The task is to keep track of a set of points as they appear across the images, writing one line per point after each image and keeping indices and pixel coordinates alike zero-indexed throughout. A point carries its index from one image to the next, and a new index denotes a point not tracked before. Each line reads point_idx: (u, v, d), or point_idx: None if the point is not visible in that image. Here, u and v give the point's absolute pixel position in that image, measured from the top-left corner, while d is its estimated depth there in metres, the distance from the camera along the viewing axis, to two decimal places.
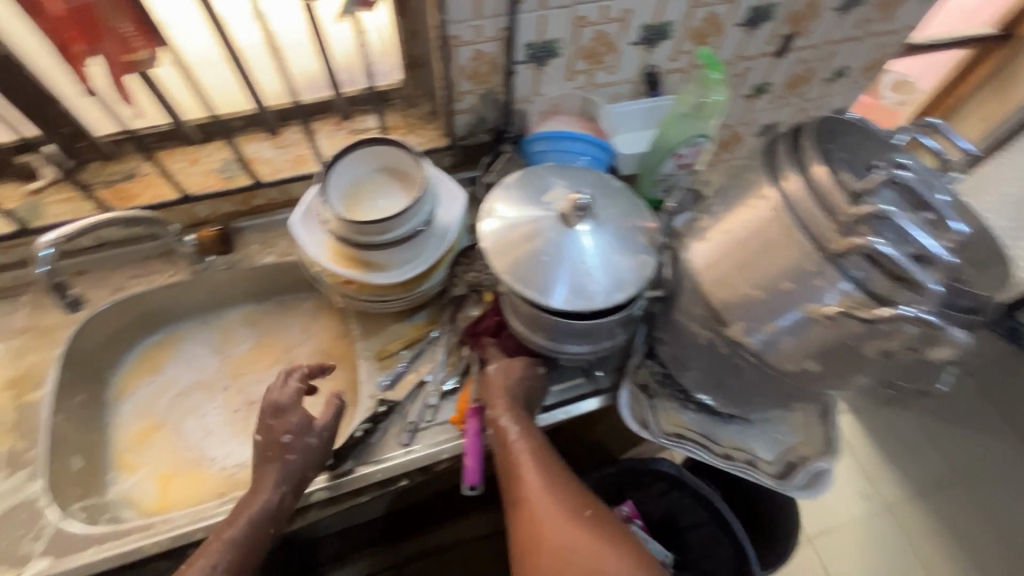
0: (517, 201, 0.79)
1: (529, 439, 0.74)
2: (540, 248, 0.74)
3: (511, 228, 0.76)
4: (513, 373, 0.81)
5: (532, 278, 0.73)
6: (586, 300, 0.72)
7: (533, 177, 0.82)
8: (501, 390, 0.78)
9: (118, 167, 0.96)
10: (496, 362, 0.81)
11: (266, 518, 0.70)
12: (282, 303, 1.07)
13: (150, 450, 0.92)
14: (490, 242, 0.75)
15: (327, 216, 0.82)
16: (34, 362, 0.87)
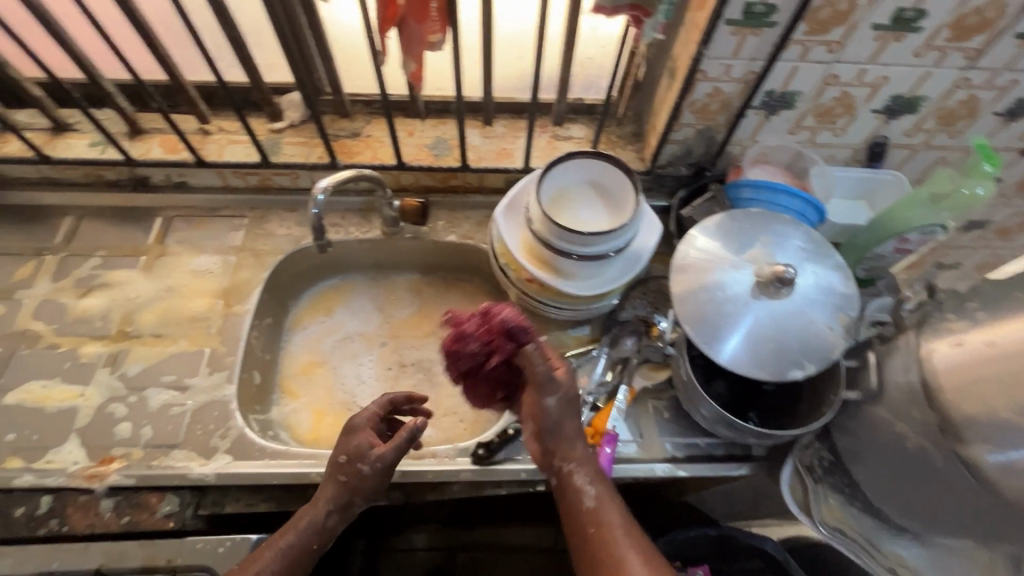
0: (714, 243, 0.80)
1: (607, 500, 0.69)
2: (722, 304, 0.76)
3: (696, 266, 0.79)
4: (572, 398, 0.72)
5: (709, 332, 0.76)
6: (750, 363, 0.75)
7: (736, 227, 0.81)
8: (569, 434, 0.72)
9: (346, 125, 1.05)
10: (554, 389, 0.70)
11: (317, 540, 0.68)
12: (445, 278, 1.12)
13: (311, 382, 0.99)
14: (676, 286, 0.79)
15: (534, 215, 0.84)
16: (243, 278, 0.97)
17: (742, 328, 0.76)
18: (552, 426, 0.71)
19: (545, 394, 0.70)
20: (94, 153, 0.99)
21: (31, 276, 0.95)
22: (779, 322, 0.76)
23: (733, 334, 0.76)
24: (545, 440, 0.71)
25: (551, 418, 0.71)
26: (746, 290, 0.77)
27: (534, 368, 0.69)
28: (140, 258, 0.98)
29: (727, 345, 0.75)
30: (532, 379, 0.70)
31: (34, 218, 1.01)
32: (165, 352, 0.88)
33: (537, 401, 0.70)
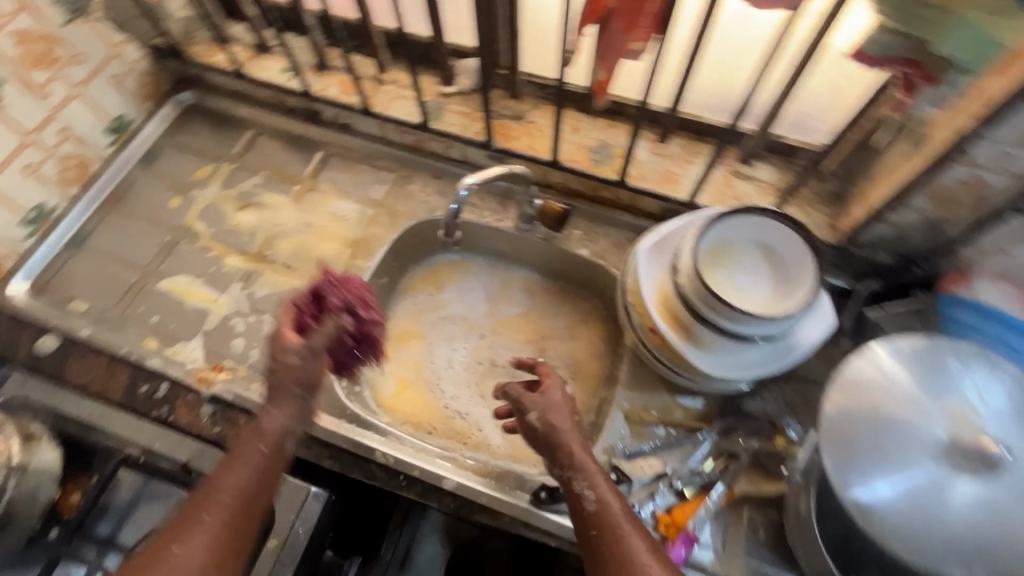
0: (901, 369, 0.63)
1: (611, 504, 0.66)
2: (883, 449, 0.61)
3: (865, 389, 0.64)
4: (556, 409, 0.73)
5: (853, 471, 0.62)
6: (896, 534, 0.59)
7: (940, 362, 0.63)
8: (570, 446, 0.71)
9: (512, 105, 0.99)
10: (531, 405, 0.73)
11: (237, 510, 0.62)
12: (563, 289, 1.05)
13: (404, 352, 1.00)
14: (830, 404, 0.64)
15: (682, 266, 0.74)
16: (373, 233, 0.99)
17: (901, 489, 0.60)
18: (553, 444, 0.71)
19: (527, 408, 0.73)
20: (282, 79, 1.05)
21: (207, 179, 1.05)
22: (956, 502, 0.58)
23: (886, 485, 0.60)
24: (547, 455, 0.72)
25: (545, 433, 0.72)
26: (925, 445, 0.60)
27: (516, 394, 0.75)
28: (294, 187, 1.03)
29: (871, 493, 0.61)
30: (516, 405, 0.75)
31: (223, 126, 1.11)
32: (290, 284, 0.94)
33: (522, 414, 0.73)
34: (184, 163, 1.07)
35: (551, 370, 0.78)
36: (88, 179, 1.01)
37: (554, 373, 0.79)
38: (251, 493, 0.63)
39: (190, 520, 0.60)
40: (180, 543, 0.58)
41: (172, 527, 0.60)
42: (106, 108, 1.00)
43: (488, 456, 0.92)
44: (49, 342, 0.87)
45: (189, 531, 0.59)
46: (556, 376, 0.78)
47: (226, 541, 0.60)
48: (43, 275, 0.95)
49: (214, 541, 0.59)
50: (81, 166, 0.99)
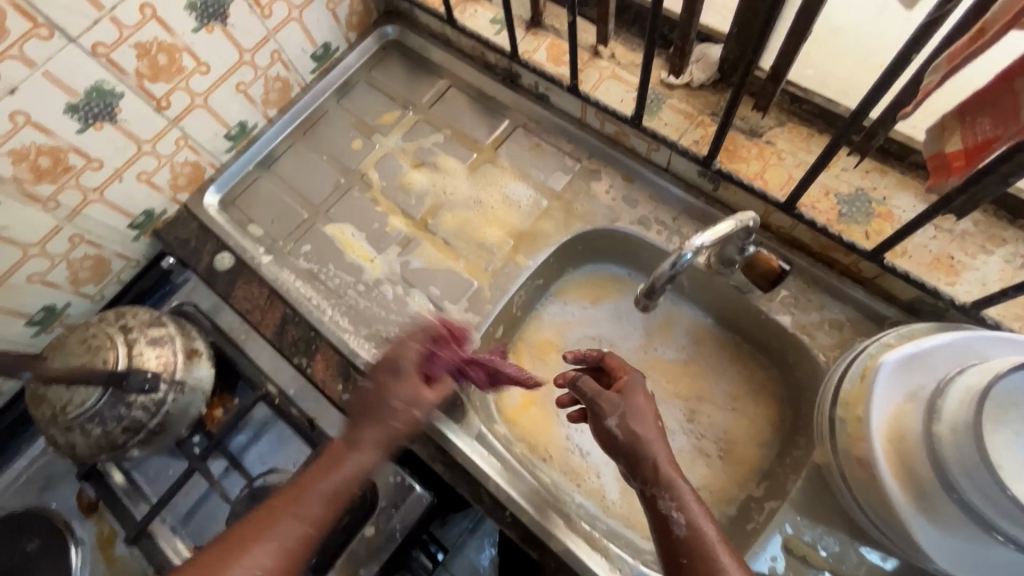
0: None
1: (702, 528, 0.58)
2: None
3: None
4: (636, 415, 0.67)
5: None
6: None
7: None
8: (656, 459, 0.64)
9: (750, 116, 0.79)
10: (609, 408, 0.67)
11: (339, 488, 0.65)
12: (739, 347, 0.87)
13: (539, 364, 0.91)
14: None
15: (949, 416, 0.54)
16: (542, 230, 0.88)
17: None
18: (635, 453, 0.65)
19: (606, 415, 0.67)
20: (490, 32, 0.95)
21: (390, 125, 1.01)
22: None
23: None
24: (626, 466, 0.66)
25: (627, 442, 0.66)
26: None
27: (591, 394, 0.69)
28: (472, 154, 0.95)
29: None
30: (593, 405, 0.69)
31: (417, 69, 1.05)
32: (445, 263, 0.88)
33: (600, 424, 0.68)
34: (372, 103, 1.03)
35: (624, 366, 0.72)
36: (286, 104, 1.02)
37: (631, 368, 0.73)
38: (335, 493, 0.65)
39: (270, 515, 0.62)
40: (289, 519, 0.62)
41: (255, 523, 0.62)
42: (316, 34, 0.98)
43: (600, 510, 0.82)
44: (225, 261, 0.92)
45: (274, 522, 0.62)
46: (632, 368, 0.72)
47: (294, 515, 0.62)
48: (232, 191, 0.99)
49: (279, 553, 0.60)
50: (283, 90, 1.00)
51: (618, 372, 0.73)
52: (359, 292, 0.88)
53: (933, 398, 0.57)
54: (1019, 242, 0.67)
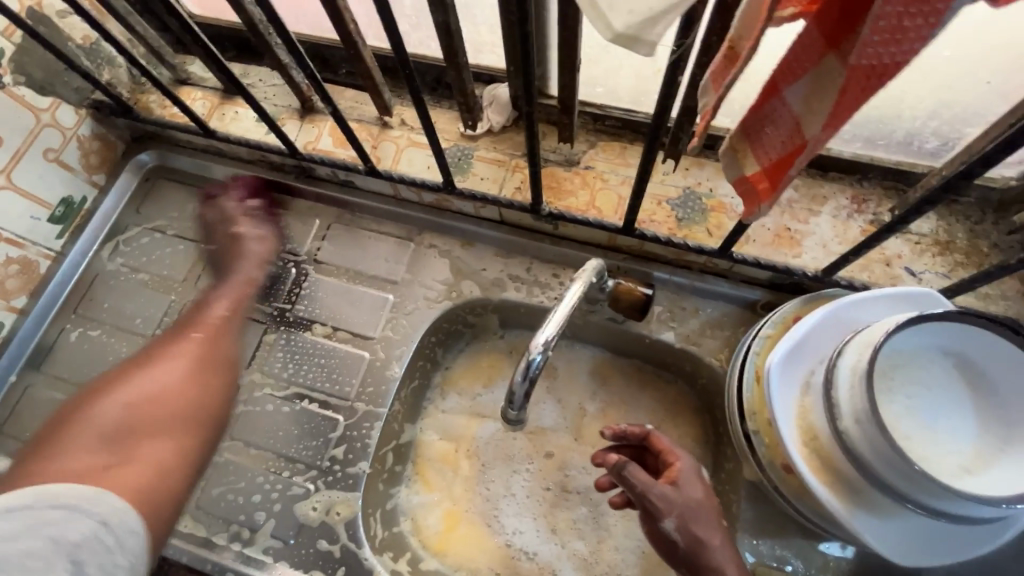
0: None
1: None
2: None
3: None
4: (698, 518, 0.59)
5: None
6: None
7: None
8: (719, 564, 0.58)
9: (561, 147, 0.74)
10: (668, 508, 0.59)
11: (168, 439, 0.59)
12: (641, 373, 0.82)
13: (451, 474, 0.80)
14: None
15: (841, 405, 0.52)
16: (397, 331, 0.77)
17: None
18: (696, 561, 0.59)
19: (664, 516, 0.59)
20: (260, 132, 0.82)
21: (179, 268, 0.83)
22: None
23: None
24: (687, 572, 0.60)
25: (687, 547, 0.59)
26: None
27: (642, 489, 0.60)
28: (289, 270, 0.82)
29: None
30: (644, 501, 0.60)
31: (194, 191, 0.88)
32: (296, 408, 0.74)
33: (655, 522, 0.60)
34: (149, 247, 0.85)
35: (674, 449, 0.65)
36: (38, 286, 0.81)
37: (681, 452, 0.65)
38: (181, 426, 0.60)
39: (117, 382, 0.61)
40: (152, 373, 0.62)
41: (101, 385, 0.61)
42: (44, 193, 0.79)
43: None
44: None
45: (86, 431, 0.56)
46: (686, 457, 0.64)
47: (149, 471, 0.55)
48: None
49: (176, 440, 0.60)
50: (25, 271, 0.79)
51: (667, 457, 0.65)
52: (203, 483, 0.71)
53: (827, 388, 0.54)
54: (838, 194, 0.68)
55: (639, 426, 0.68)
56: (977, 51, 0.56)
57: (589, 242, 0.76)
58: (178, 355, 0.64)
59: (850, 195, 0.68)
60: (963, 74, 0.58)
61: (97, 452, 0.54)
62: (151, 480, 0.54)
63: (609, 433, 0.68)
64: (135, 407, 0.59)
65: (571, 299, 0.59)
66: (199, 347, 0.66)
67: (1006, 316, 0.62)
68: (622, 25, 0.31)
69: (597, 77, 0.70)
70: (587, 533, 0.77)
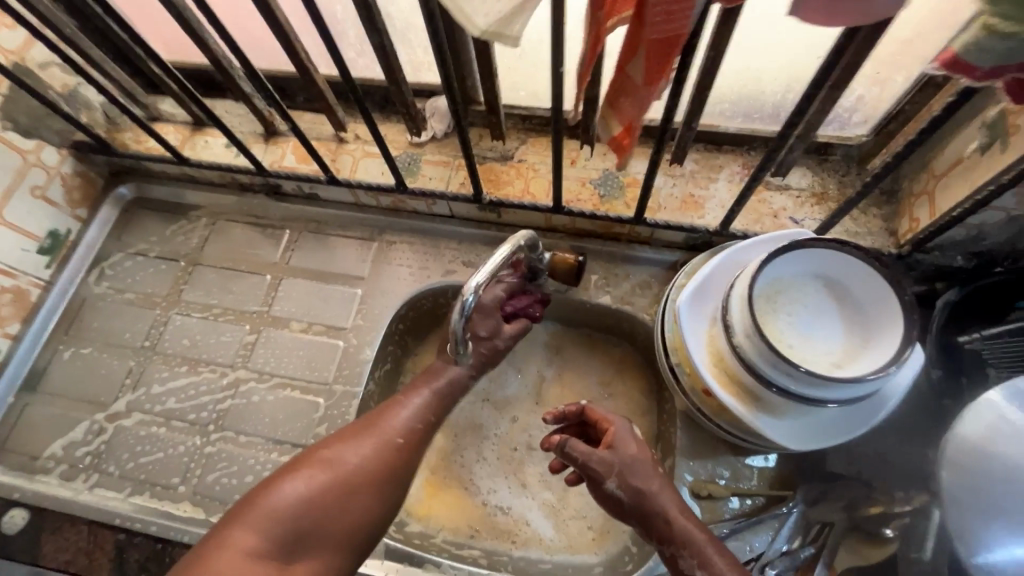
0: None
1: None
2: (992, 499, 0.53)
3: (984, 442, 0.54)
4: (637, 471, 0.62)
5: (992, 529, 0.53)
6: None
7: None
8: (663, 509, 0.61)
9: (497, 145, 0.86)
10: (606, 470, 0.62)
11: (312, 497, 0.56)
12: (590, 338, 0.92)
13: (427, 446, 0.88)
14: (952, 451, 0.55)
15: (734, 324, 0.62)
16: (367, 320, 0.86)
17: None
18: (643, 513, 0.61)
19: (606, 477, 0.62)
20: (229, 157, 0.92)
21: (162, 285, 0.91)
22: None
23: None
24: (639, 526, 0.62)
25: (633, 503, 0.62)
26: None
27: (582, 458, 0.63)
28: (266, 277, 0.91)
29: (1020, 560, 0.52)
30: (586, 468, 0.63)
31: (171, 216, 0.97)
32: (280, 396, 0.82)
33: (599, 486, 0.63)
34: (132, 269, 0.93)
35: (608, 415, 0.68)
36: (30, 312, 0.88)
37: (615, 417, 0.68)
38: (344, 487, 0.57)
39: (316, 533, 0.54)
40: (289, 481, 0.56)
41: (243, 502, 0.55)
42: (33, 227, 0.86)
43: (541, 554, 0.81)
44: (19, 518, 0.76)
45: (260, 505, 0.54)
46: (618, 419, 0.67)
47: (320, 544, 0.55)
48: None
49: (339, 542, 0.55)
50: (18, 299, 0.86)
51: (602, 423, 0.68)
52: (199, 471, 0.77)
53: (724, 313, 0.64)
54: (731, 163, 0.81)
55: (577, 403, 0.72)
56: (814, 35, 0.70)
57: (529, 225, 0.86)
58: (377, 461, 0.60)
59: (741, 163, 0.81)
60: (809, 54, 0.71)
61: (302, 523, 0.54)
62: (349, 529, 0.56)
63: (551, 418, 0.72)
64: (308, 502, 0.55)
65: (499, 257, 0.66)
66: (373, 463, 0.60)
67: (871, 247, 0.74)
68: (487, 24, 0.40)
69: (518, 83, 0.82)
70: (554, 484, 0.85)
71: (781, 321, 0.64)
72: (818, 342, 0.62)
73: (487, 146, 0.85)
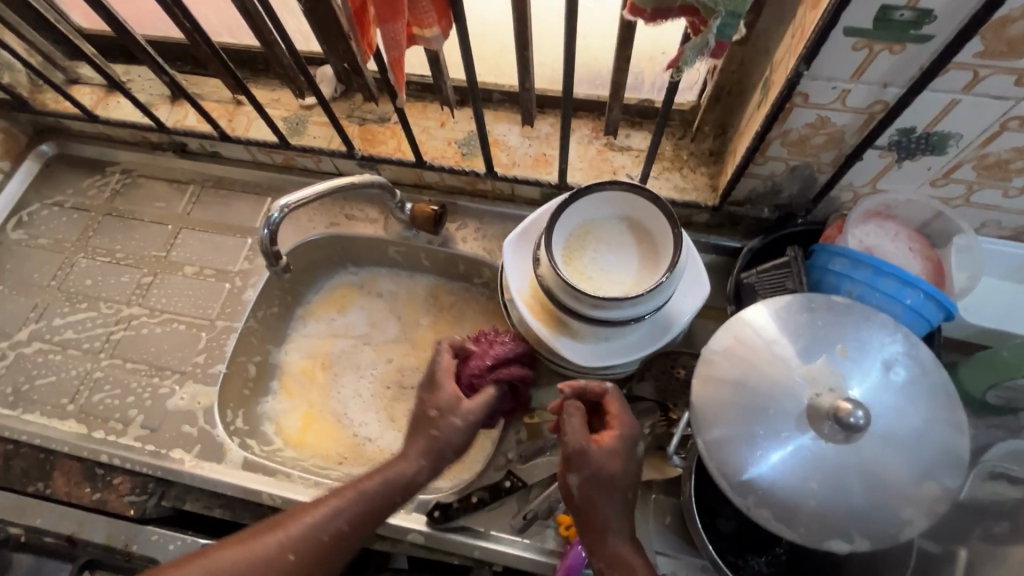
0: (780, 331, 0.59)
1: None
2: (759, 414, 0.56)
3: (733, 351, 0.59)
4: (606, 480, 0.63)
5: (745, 433, 0.57)
6: (788, 495, 0.55)
7: (789, 318, 0.60)
8: (610, 528, 0.63)
9: (375, 108, 0.94)
10: (578, 465, 0.63)
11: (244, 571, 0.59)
12: (466, 290, 1.00)
13: (309, 383, 0.95)
14: (709, 364, 0.60)
15: (541, 257, 0.70)
16: (252, 264, 0.94)
17: (797, 445, 0.55)
18: (587, 517, 0.63)
19: (572, 471, 0.63)
20: (137, 116, 1.00)
21: (72, 232, 0.99)
22: (822, 446, 0.55)
23: (768, 447, 0.56)
24: (581, 531, 0.64)
25: (582, 501, 0.63)
26: (800, 408, 0.56)
27: (572, 446, 0.64)
28: (167, 226, 0.99)
29: (758, 459, 0.56)
30: (568, 455, 0.64)
31: (88, 171, 1.05)
32: (168, 330, 0.90)
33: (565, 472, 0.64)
34: (48, 218, 1.01)
35: (621, 417, 0.66)
36: None
37: (626, 417, 0.66)
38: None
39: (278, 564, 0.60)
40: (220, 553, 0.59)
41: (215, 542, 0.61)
42: None
43: None
44: None
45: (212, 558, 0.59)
46: (626, 422, 0.65)
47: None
48: None
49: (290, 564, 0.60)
50: None
51: (608, 419, 0.67)
52: (86, 392, 0.86)
53: (535, 249, 0.72)
54: (582, 126, 0.89)
55: (600, 384, 0.68)
56: None
57: (403, 181, 0.94)
58: (330, 541, 0.63)
59: (591, 125, 0.88)
60: None
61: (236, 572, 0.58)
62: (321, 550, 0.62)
63: (567, 389, 0.68)
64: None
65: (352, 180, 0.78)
66: (317, 562, 0.62)
67: (694, 201, 0.82)
68: None
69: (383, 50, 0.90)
70: None
71: (587, 256, 0.71)
72: (617, 275, 0.70)
73: (359, 111, 0.94)
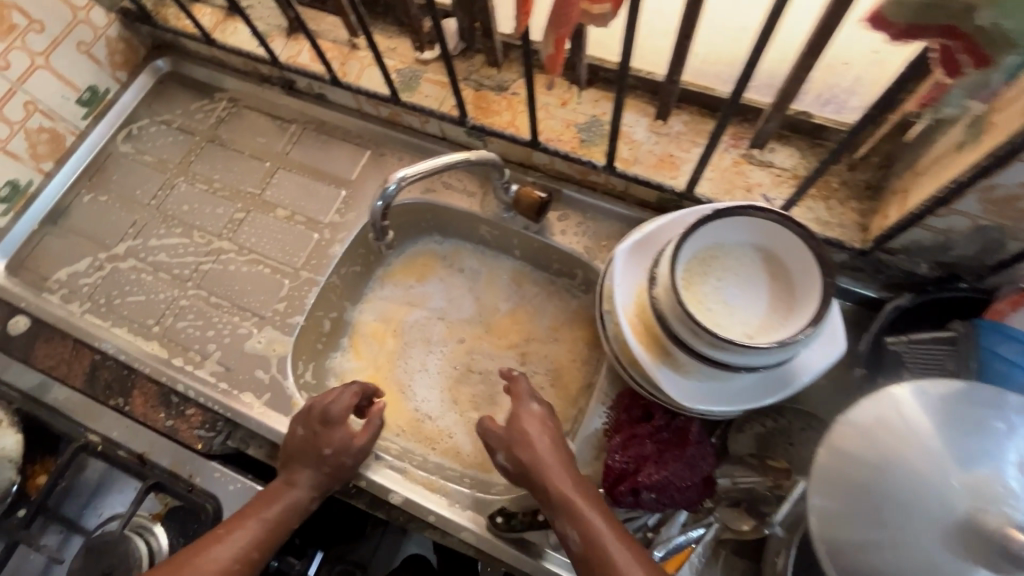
0: (941, 422, 0.50)
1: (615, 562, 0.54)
2: (890, 510, 0.49)
3: (871, 431, 0.52)
4: (517, 442, 0.65)
5: (869, 524, 0.50)
6: None
7: (958, 410, 0.51)
8: (548, 475, 0.61)
9: (494, 75, 0.87)
10: (495, 445, 0.67)
11: None
12: (551, 283, 0.94)
13: (378, 348, 0.93)
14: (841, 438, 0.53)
15: (659, 277, 0.63)
16: (343, 218, 0.91)
17: (934, 559, 0.47)
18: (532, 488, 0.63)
19: (492, 452, 0.67)
20: (252, 45, 0.97)
21: (176, 153, 1.00)
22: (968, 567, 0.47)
23: (896, 548, 0.49)
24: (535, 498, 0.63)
25: (517, 472, 0.65)
26: (946, 517, 0.48)
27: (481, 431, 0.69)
28: (265, 164, 0.97)
29: (879, 557, 0.49)
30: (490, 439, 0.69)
31: (197, 93, 1.04)
32: (253, 270, 0.89)
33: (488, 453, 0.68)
34: (155, 136, 1.01)
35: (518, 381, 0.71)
36: (63, 155, 0.98)
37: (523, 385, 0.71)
38: None
39: None
40: None
41: None
42: (75, 78, 0.94)
43: (454, 465, 0.86)
44: (20, 324, 0.87)
45: None
46: (523, 394, 0.70)
47: None
48: (19, 255, 0.94)
49: None
50: (54, 141, 0.95)
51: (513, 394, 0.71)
52: (171, 317, 0.87)
53: (654, 266, 0.64)
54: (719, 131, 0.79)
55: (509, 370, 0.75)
56: None
57: (510, 158, 0.88)
58: None
59: (730, 131, 0.79)
60: None
61: None
62: None
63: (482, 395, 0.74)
64: None
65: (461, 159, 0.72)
66: None
67: (837, 239, 0.72)
68: None
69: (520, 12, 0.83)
70: (482, 408, 0.89)
71: (709, 285, 0.64)
72: (739, 313, 0.63)
73: (478, 75, 0.87)
